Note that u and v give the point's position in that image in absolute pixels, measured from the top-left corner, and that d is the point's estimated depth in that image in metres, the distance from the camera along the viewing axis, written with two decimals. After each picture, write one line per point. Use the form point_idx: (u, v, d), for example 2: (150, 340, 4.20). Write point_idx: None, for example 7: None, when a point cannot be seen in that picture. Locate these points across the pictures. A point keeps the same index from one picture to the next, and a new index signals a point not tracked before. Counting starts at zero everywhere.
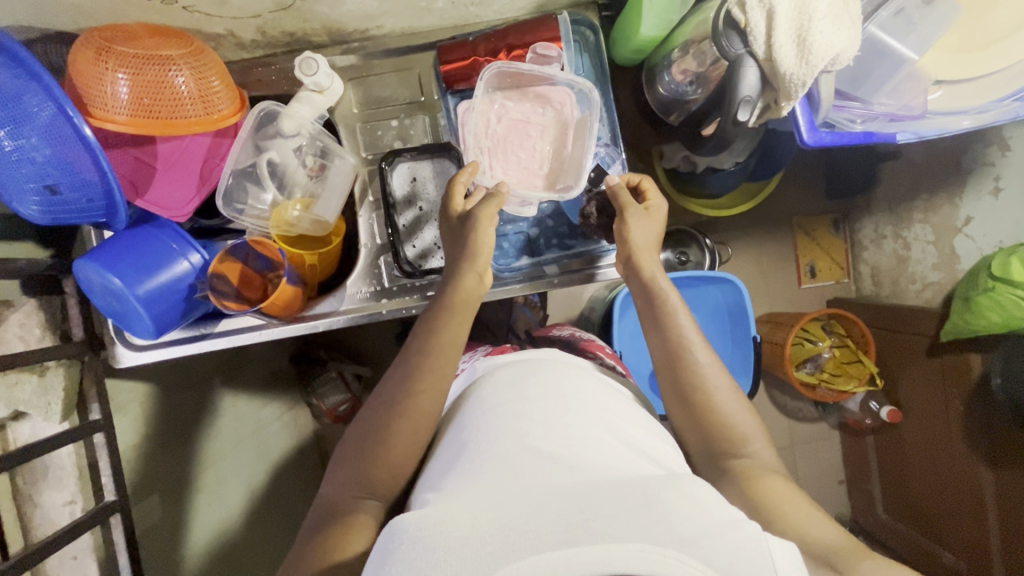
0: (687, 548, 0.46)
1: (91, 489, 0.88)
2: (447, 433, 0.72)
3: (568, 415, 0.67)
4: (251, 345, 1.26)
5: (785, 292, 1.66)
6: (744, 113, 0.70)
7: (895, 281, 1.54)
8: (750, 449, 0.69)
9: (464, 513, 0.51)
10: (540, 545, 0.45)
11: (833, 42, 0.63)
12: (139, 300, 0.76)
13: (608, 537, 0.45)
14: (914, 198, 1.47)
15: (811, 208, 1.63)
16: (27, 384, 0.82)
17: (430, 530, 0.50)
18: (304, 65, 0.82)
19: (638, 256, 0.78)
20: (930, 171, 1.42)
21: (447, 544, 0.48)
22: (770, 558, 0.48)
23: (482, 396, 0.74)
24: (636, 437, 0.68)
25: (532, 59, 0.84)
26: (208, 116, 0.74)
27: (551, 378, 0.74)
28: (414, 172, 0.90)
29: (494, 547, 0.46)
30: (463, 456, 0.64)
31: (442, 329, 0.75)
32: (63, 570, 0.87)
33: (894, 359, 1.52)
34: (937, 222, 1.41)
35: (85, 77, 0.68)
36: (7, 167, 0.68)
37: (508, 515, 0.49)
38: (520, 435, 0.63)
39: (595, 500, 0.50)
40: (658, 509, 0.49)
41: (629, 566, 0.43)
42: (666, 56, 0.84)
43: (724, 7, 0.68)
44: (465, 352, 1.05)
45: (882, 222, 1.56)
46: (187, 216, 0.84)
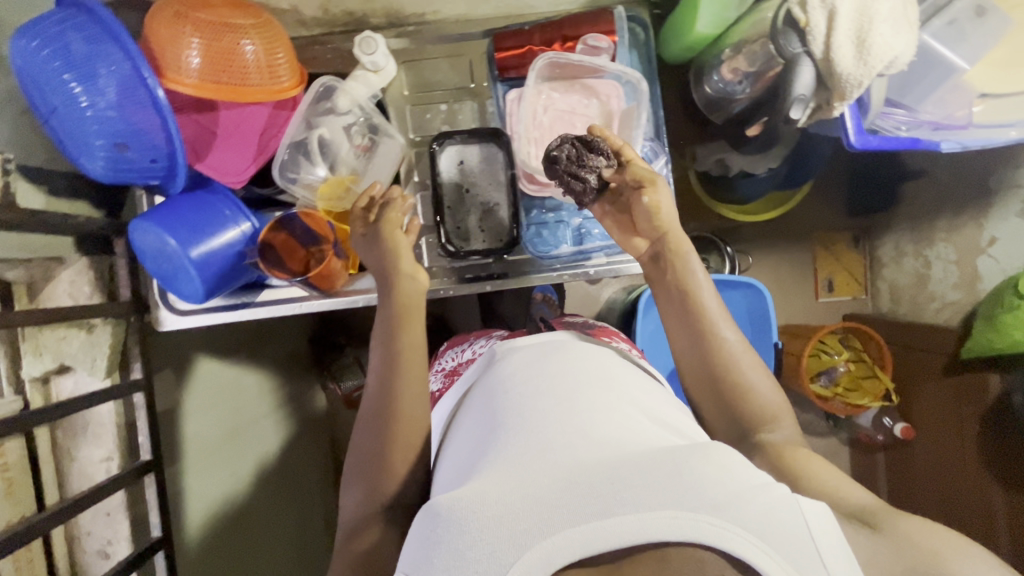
0: (721, 512, 0.44)
1: (129, 447, 0.91)
2: (469, 413, 0.71)
3: (591, 389, 0.65)
4: (276, 324, 1.28)
5: (801, 305, 1.67)
6: (797, 112, 0.72)
7: (914, 299, 1.54)
8: (773, 423, 0.70)
9: (496, 487, 0.50)
10: (574, 518, 0.45)
11: (892, 44, 0.65)
12: (192, 263, 0.78)
13: (641, 506, 0.45)
14: (938, 215, 1.46)
15: (832, 223, 1.64)
16: (75, 339, 0.85)
17: (461, 509, 0.49)
18: (365, 44, 0.84)
19: (670, 241, 0.78)
20: (954, 189, 1.42)
21: (481, 523, 0.47)
22: (802, 517, 0.46)
23: (499, 373, 0.72)
24: (659, 410, 0.66)
25: (583, 50, 0.86)
26: (272, 86, 0.75)
27: (569, 355, 0.72)
28: (462, 156, 0.91)
29: (529, 524, 0.45)
30: (488, 432, 0.63)
31: (403, 333, 0.74)
32: (97, 524, 0.89)
33: (908, 376, 1.53)
34: (959, 242, 1.41)
35: (161, 40, 0.70)
36: (78, 123, 0.70)
37: (538, 489, 0.48)
38: (540, 411, 0.61)
39: (624, 469, 0.49)
40: (689, 477, 0.47)
41: (665, 532, 0.43)
42: (717, 56, 0.86)
43: (784, 7, 0.70)
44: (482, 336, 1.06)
45: (904, 239, 1.56)
46: (243, 181, 0.86)
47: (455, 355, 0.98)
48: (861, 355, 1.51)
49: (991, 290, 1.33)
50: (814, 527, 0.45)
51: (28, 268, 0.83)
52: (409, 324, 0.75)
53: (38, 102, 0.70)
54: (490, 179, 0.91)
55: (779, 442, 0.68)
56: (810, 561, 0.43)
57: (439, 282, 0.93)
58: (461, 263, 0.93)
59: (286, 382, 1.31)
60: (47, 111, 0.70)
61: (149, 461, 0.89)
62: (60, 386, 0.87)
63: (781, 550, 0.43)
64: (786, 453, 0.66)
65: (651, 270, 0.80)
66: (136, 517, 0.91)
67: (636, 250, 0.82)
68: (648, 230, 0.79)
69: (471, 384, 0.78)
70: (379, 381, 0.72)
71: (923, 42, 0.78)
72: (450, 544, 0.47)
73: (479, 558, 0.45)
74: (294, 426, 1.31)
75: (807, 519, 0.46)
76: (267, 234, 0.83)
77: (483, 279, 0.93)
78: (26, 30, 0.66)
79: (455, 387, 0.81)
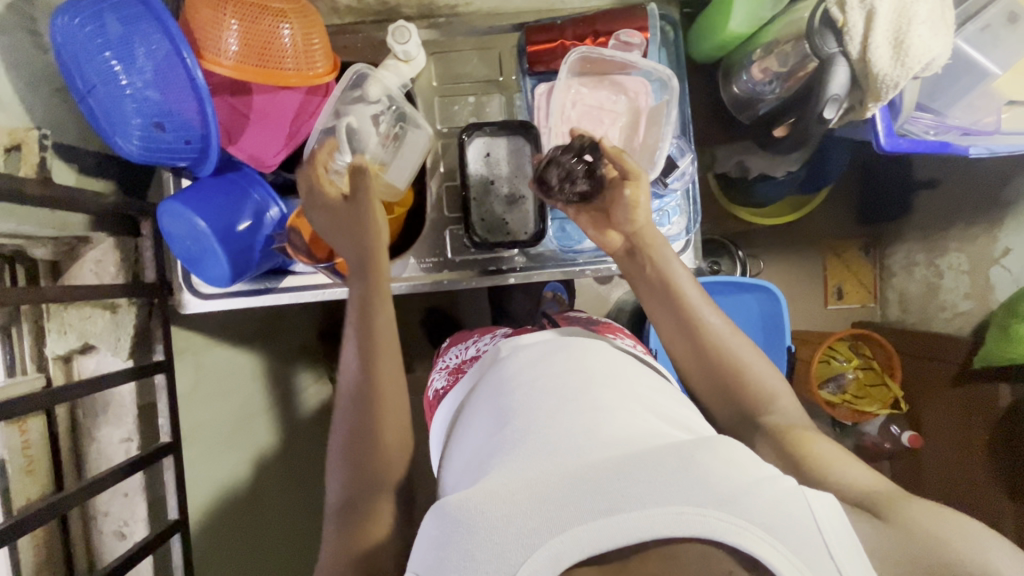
0: (727, 506, 0.44)
1: (148, 429, 0.91)
2: (475, 407, 0.69)
3: (596, 385, 0.63)
4: (289, 313, 1.27)
5: (810, 311, 1.67)
6: (832, 111, 0.72)
7: (923, 308, 1.53)
8: (775, 405, 0.72)
9: (503, 486, 0.49)
10: (583, 515, 0.44)
11: (930, 46, 0.65)
12: (218, 244, 0.79)
13: (649, 502, 0.44)
14: (950, 226, 1.45)
15: (842, 230, 1.64)
16: (99, 319, 0.85)
17: (470, 508, 0.47)
18: (398, 33, 0.84)
19: (642, 235, 0.79)
20: (967, 200, 1.41)
21: (490, 522, 0.45)
22: (810, 511, 0.45)
23: (503, 367, 0.71)
24: (666, 405, 0.64)
25: (616, 45, 0.86)
26: (306, 71, 0.75)
27: (573, 349, 0.71)
28: (489, 148, 0.90)
29: (537, 522, 0.44)
30: (495, 429, 0.62)
31: (375, 307, 0.73)
32: (115, 505, 0.89)
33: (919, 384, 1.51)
34: (972, 251, 1.39)
35: (203, 22, 0.71)
36: (116, 102, 0.70)
37: (546, 486, 0.47)
38: (546, 406, 0.60)
39: (631, 464, 0.47)
40: (696, 473, 0.46)
41: (673, 528, 0.43)
42: (748, 56, 0.87)
43: (821, 7, 0.70)
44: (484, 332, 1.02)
45: (916, 249, 1.54)
46: (274, 166, 0.85)
47: (459, 352, 0.93)
48: (870, 363, 1.51)
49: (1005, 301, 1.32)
50: (818, 516, 0.45)
51: (54, 247, 0.84)
52: (381, 291, 0.74)
53: (76, 80, 0.69)
54: (518, 173, 0.90)
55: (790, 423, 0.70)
56: (817, 551, 0.43)
57: (462, 273, 0.94)
58: (483, 254, 0.94)
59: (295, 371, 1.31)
60: (85, 89, 0.70)
61: (169, 442, 0.89)
62: (83, 365, 0.88)
63: (788, 543, 0.43)
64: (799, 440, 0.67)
65: (625, 264, 0.80)
66: (154, 499, 0.91)
67: (612, 246, 0.82)
68: (625, 229, 0.80)
69: (473, 379, 0.77)
70: (358, 357, 0.71)
71: (960, 47, 0.79)
72: (458, 543, 0.45)
73: (489, 559, 0.43)
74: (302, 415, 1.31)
75: (813, 510, 0.45)
76: (294, 222, 0.84)
77: (505, 272, 0.94)
78: (69, 8, 0.66)
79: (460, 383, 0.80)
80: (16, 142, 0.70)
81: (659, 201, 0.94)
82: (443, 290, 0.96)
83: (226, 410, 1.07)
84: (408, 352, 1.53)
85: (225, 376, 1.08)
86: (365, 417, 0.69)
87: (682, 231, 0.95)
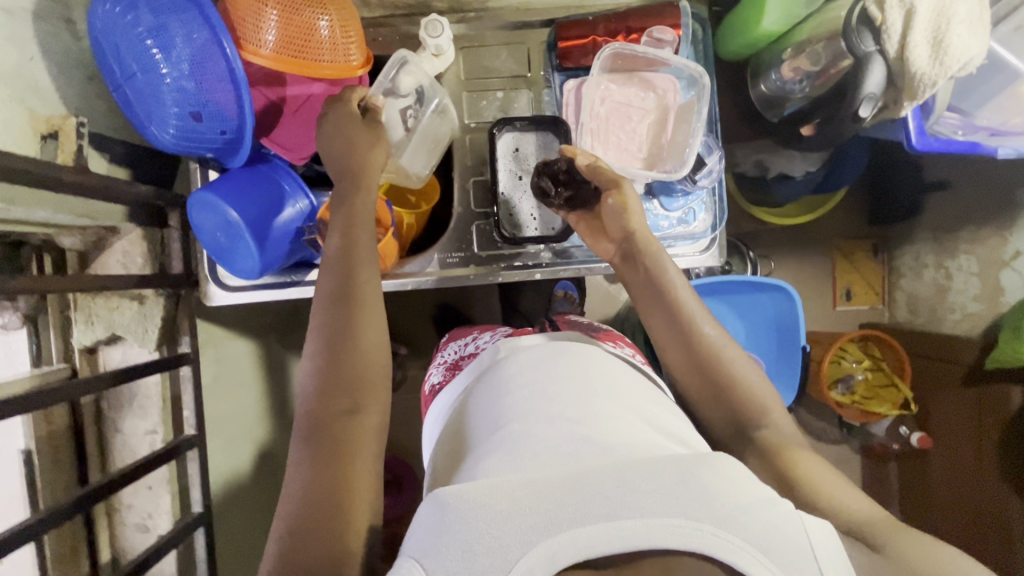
0: (724, 524, 0.43)
1: (173, 421, 0.90)
2: (470, 412, 0.68)
3: (595, 397, 0.63)
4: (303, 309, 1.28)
5: (818, 311, 1.66)
6: (866, 110, 0.74)
7: (932, 310, 1.51)
8: (770, 418, 0.70)
9: (504, 483, 0.47)
10: (582, 517, 0.43)
11: (969, 46, 0.66)
12: (252, 235, 0.78)
13: (647, 512, 0.43)
14: (962, 228, 1.41)
15: (851, 231, 1.63)
16: (127, 310, 0.84)
17: (468, 501, 0.45)
18: (430, 26, 0.84)
19: (639, 236, 0.79)
20: (979, 203, 1.37)
21: (488, 516, 0.44)
22: (807, 536, 0.44)
23: (503, 370, 0.70)
24: (663, 419, 0.64)
25: (648, 42, 0.87)
26: (342, 64, 0.76)
27: (573, 358, 0.71)
28: (518, 144, 0.90)
29: (535, 520, 0.43)
30: (493, 434, 0.61)
31: (359, 284, 0.68)
32: (139, 497, 0.88)
33: (925, 386, 1.52)
34: (982, 253, 1.37)
35: (242, 10, 0.70)
36: (153, 92, 0.70)
37: (546, 486, 0.46)
38: (544, 417, 0.60)
39: (630, 473, 0.47)
40: (695, 488, 0.45)
41: (667, 540, 0.42)
42: (778, 55, 0.87)
43: (859, 5, 0.71)
44: (473, 330, 0.96)
45: (926, 250, 1.51)
46: (303, 158, 0.86)
47: (457, 346, 0.93)
48: (880, 364, 1.50)
49: (1015, 304, 1.29)
50: (815, 542, 0.44)
51: (83, 237, 0.83)
52: (361, 267, 0.69)
53: (113, 68, 0.70)
54: None
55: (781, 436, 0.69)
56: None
57: (488, 268, 0.94)
58: (510, 249, 0.94)
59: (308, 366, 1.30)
60: (121, 77, 0.70)
61: (192, 435, 0.89)
62: (109, 356, 0.88)
63: (782, 565, 0.42)
64: (790, 454, 0.67)
65: (621, 269, 0.81)
66: (179, 491, 0.90)
67: (607, 249, 0.83)
68: (619, 231, 0.81)
69: (471, 380, 0.76)
70: (334, 310, 0.67)
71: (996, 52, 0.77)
72: (453, 534, 0.43)
73: (486, 552, 0.42)
74: None
75: (808, 533, 0.45)
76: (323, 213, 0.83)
77: (532, 267, 0.95)
78: None
79: (458, 379, 0.79)
80: (53, 129, 0.69)
81: (685, 198, 0.95)
82: (469, 285, 0.95)
83: (242, 404, 1.06)
84: (415, 349, 1.52)
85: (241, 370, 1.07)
86: (348, 390, 0.64)
87: (707, 227, 0.97)
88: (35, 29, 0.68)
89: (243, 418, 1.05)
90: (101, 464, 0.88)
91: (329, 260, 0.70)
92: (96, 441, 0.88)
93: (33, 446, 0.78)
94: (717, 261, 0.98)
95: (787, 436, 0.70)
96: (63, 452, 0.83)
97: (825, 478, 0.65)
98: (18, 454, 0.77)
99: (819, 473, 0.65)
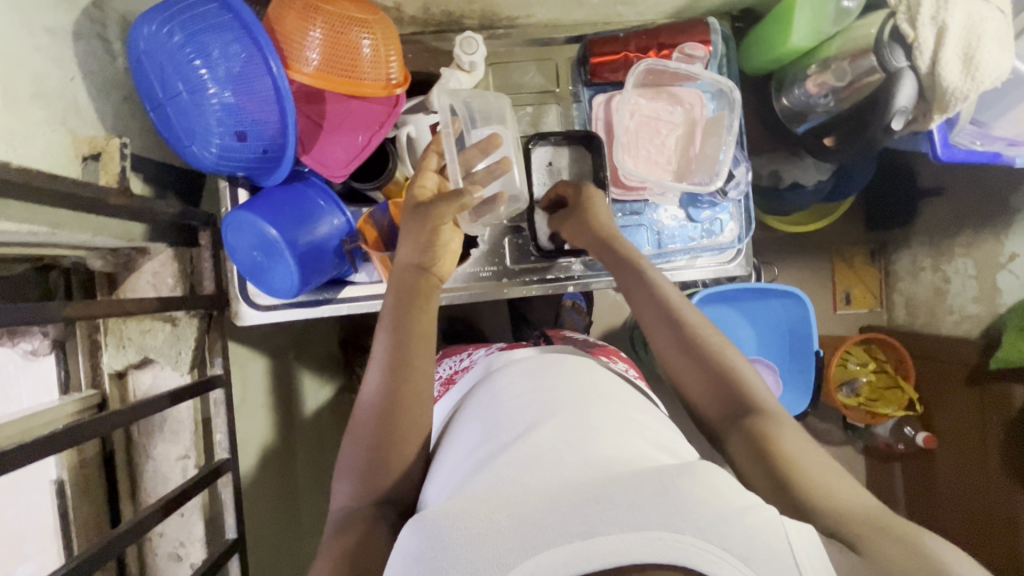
0: (704, 533, 0.41)
1: (204, 444, 0.87)
2: (463, 425, 0.66)
3: (586, 406, 0.62)
4: (314, 326, 1.26)
5: (820, 316, 1.68)
6: (900, 122, 0.78)
7: (931, 312, 1.53)
8: (756, 401, 0.66)
9: (484, 505, 0.46)
10: (559, 536, 0.41)
11: (999, 62, 0.71)
12: (292, 253, 0.77)
13: (626, 526, 0.41)
14: (956, 234, 1.44)
15: (850, 236, 1.65)
16: (160, 332, 0.83)
17: (447, 524, 0.44)
18: (466, 44, 0.85)
19: (616, 240, 0.81)
20: (975, 204, 1.39)
21: (466, 541, 0.42)
22: (787, 542, 0.43)
23: (492, 384, 0.70)
24: (654, 429, 0.63)
25: (680, 58, 0.89)
26: (382, 81, 0.75)
27: (562, 369, 0.70)
28: (552, 159, 0.92)
29: (513, 544, 0.41)
30: (478, 448, 0.59)
31: (413, 345, 0.68)
32: (171, 526, 0.86)
33: (930, 388, 1.51)
34: (978, 256, 1.39)
35: (289, 31, 0.71)
36: (198, 112, 0.69)
37: (524, 508, 0.45)
38: (530, 425, 0.58)
39: (609, 488, 0.45)
40: (676, 497, 0.44)
41: (652, 554, 0.40)
42: (802, 70, 0.90)
43: (890, 22, 0.76)
44: (468, 351, 0.95)
45: (921, 254, 1.54)
46: (343, 174, 0.81)
47: (453, 363, 0.92)
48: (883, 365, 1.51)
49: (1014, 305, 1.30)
50: (794, 544, 0.43)
51: (113, 258, 0.81)
52: (419, 321, 0.69)
53: (156, 88, 0.69)
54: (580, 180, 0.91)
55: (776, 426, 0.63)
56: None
57: (522, 283, 0.94)
58: (543, 262, 0.95)
59: (321, 384, 1.28)
60: (163, 96, 0.69)
61: (227, 458, 0.86)
62: (139, 380, 0.85)
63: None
64: (772, 436, 0.62)
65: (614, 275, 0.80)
66: (211, 516, 0.88)
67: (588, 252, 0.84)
68: (593, 237, 0.82)
69: (464, 397, 0.74)
70: (383, 371, 0.66)
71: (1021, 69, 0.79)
72: (430, 559, 0.42)
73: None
74: (326, 431, 1.28)
75: (790, 539, 0.43)
76: (361, 227, 0.83)
77: (563, 280, 0.96)
78: (154, 18, 0.67)
79: (450, 395, 0.79)
80: (96, 150, 0.68)
81: (712, 210, 0.96)
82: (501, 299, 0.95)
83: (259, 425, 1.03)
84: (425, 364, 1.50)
85: (258, 390, 1.04)
86: (369, 432, 0.63)
87: (735, 238, 0.98)
88: (76, 49, 0.66)
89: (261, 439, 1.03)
90: (131, 492, 0.86)
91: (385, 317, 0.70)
92: (126, 468, 0.85)
93: (65, 476, 0.77)
94: (743, 271, 0.99)
95: (778, 419, 0.64)
96: (93, 481, 0.80)
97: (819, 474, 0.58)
98: (50, 485, 0.76)
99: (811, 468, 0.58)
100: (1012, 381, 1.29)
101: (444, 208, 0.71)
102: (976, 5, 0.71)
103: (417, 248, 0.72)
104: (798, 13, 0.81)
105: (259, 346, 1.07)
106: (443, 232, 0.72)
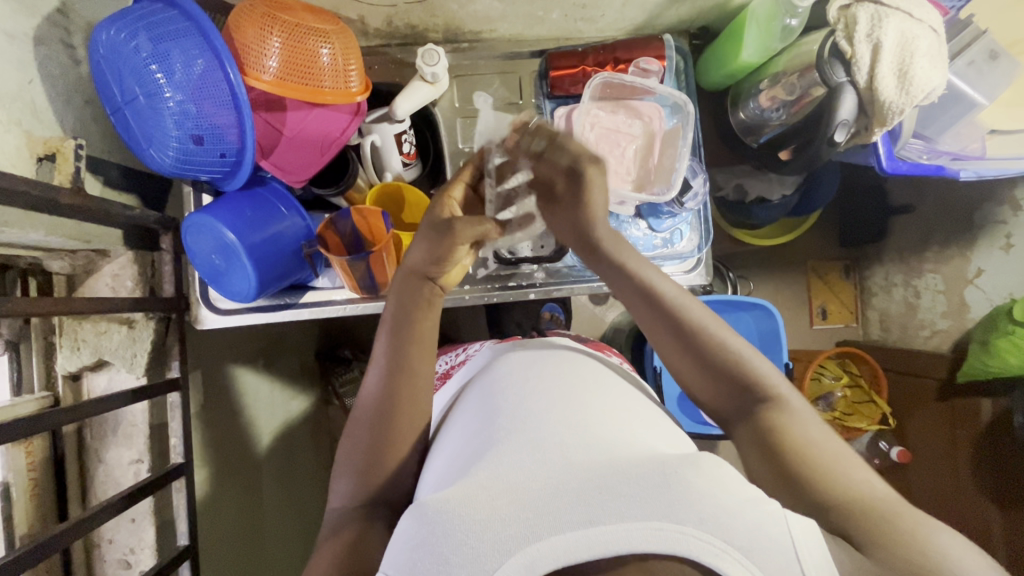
0: (708, 525, 0.41)
1: (158, 450, 0.87)
2: (465, 414, 0.66)
3: (586, 397, 0.62)
4: (283, 336, 1.25)
5: (796, 331, 1.66)
6: (842, 134, 0.79)
7: (903, 328, 1.53)
8: (774, 393, 0.63)
9: (486, 492, 0.46)
10: (563, 523, 0.42)
11: (930, 77, 0.76)
12: (248, 256, 0.77)
13: (630, 515, 0.42)
14: (926, 248, 1.45)
15: (825, 252, 1.65)
16: (116, 334, 0.82)
17: (449, 511, 0.45)
18: (427, 55, 0.85)
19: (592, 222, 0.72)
20: (941, 221, 1.41)
21: (468, 526, 0.43)
22: (789, 533, 0.42)
23: (493, 375, 0.70)
24: (647, 419, 0.64)
25: (635, 72, 0.91)
26: (342, 89, 0.77)
27: (562, 363, 0.70)
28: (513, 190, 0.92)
29: (516, 529, 0.42)
30: (486, 429, 0.59)
31: (409, 344, 0.66)
32: (120, 532, 0.85)
33: (902, 401, 1.50)
34: (947, 272, 1.40)
35: (247, 38, 0.72)
36: (159, 115, 0.70)
37: (526, 495, 0.45)
38: (540, 416, 0.58)
39: (613, 479, 0.46)
40: (680, 489, 0.44)
41: (652, 544, 0.40)
42: (756, 85, 0.94)
43: (831, 38, 0.79)
44: (454, 351, 0.97)
45: (893, 270, 1.54)
46: (302, 180, 0.86)
47: (449, 358, 0.94)
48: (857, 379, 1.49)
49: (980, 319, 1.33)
50: (798, 546, 0.42)
51: (72, 260, 0.82)
52: (422, 318, 0.67)
53: (114, 91, 0.71)
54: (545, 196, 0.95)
55: (805, 421, 0.60)
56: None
57: (483, 287, 0.96)
58: (504, 269, 0.96)
59: (290, 393, 1.27)
60: (121, 100, 0.71)
61: (181, 463, 0.85)
62: (93, 382, 0.85)
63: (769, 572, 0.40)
64: (784, 427, 0.59)
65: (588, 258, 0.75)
66: (162, 524, 0.87)
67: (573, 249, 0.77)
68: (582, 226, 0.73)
69: (463, 389, 0.75)
70: (382, 377, 0.65)
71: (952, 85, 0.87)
72: (432, 547, 0.43)
73: (464, 562, 0.41)
74: (293, 442, 1.26)
75: (794, 534, 0.42)
76: (322, 232, 0.84)
77: (526, 287, 0.97)
78: (114, 23, 0.68)
79: (449, 386, 0.81)
80: (51, 151, 0.69)
81: (673, 219, 0.98)
82: (464, 305, 0.96)
83: (216, 432, 1.02)
84: None
85: (218, 395, 1.03)
86: (365, 433, 0.63)
87: (694, 248, 1.00)
88: (36, 53, 0.68)
89: (218, 446, 1.02)
90: (82, 496, 0.85)
91: (386, 319, 0.68)
92: (77, 471, 0.85)
93: (11, 478, 0.76)
94: (704, 279, 1.00)
95: (813, 418, 0.60)
96: (40, 483, 0.79)
97: (821, 443, 0.58)
98: None
99: (813, 440, 0.58)
100: (980, 394, 1.30)
101: (463, 228, 0.66)
102: (908, 24, 0.76)
103: (430, 257, 0.67)
104: (747, 31, 0.84)
105: (221, 353, 1.05)
106: (459, 248, 0.68)
